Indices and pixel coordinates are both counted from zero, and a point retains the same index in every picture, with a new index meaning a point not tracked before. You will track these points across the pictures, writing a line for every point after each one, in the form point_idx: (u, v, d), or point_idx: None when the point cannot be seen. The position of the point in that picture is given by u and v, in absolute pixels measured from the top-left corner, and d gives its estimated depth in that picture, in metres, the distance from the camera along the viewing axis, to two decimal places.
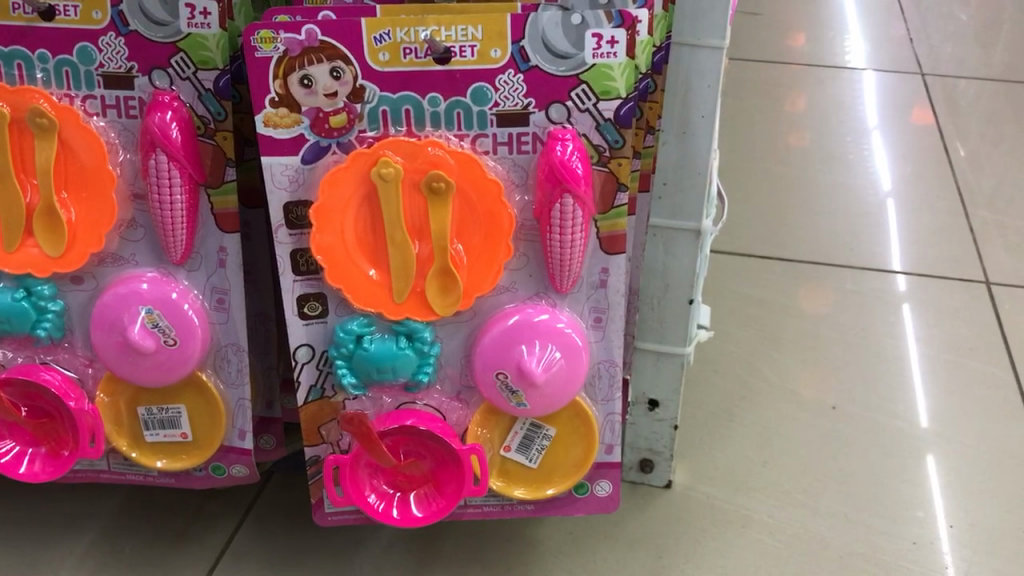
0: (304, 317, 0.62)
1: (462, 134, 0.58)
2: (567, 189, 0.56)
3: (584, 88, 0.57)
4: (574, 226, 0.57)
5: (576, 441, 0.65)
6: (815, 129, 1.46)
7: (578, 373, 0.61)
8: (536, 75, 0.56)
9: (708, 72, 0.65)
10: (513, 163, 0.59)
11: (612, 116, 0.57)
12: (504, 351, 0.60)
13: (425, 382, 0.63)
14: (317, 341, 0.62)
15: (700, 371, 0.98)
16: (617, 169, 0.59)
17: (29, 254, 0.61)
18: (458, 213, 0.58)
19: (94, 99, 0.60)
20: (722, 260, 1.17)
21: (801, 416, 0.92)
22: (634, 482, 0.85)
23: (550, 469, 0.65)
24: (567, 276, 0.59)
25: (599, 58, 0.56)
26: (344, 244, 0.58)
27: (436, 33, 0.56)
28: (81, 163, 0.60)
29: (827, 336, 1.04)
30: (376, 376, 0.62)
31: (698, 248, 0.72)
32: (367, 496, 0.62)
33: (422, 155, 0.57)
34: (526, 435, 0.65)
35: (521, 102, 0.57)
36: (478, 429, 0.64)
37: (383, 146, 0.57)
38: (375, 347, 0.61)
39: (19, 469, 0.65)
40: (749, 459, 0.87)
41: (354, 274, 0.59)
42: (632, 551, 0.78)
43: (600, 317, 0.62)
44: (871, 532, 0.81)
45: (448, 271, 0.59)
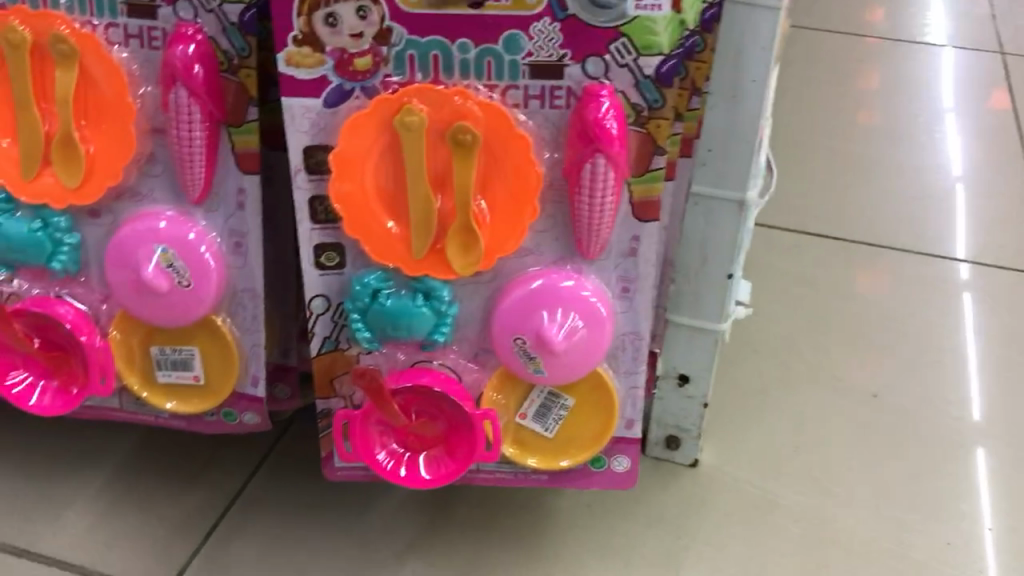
0: (321, 266, 0.60)
1: (494, 84, 0.55)
2: (599, 149, 0.53)
3: (623, 42, 0.53)
4: (604, 188, 0.54)
5: (595, 413, 0.62)
6: (884, 106, 1.40)
7: (600, 343, 0.59)
8: (572, 27, 0.53)
9: (763, 34, 0.61)
10: (545, 119, 0.56)
11: (652, 73, 0.54)
12: (524, 315, 0.58)
13: (440, 343, 0.61)
14: (333, 292, 0.60)
15: (739, 349, 0.95)
16: (654, 130, 0.56)
17: (46, 183, 0.60)
18: (484, 168, 0.56)
19: (117, 28, 0.58)
20: (773, 235, 1.12)
21: (840, 402, 0.89)
22: (660, 458, 0.82)
23: (568, 439, 0.63)
24: (595, 242, 0.57)
25: (642, 10, 0.53)
26: (364, 194, 0.56)
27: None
28: (101, 93, 0.58)
29: (876, 321, 0.99)
30: (391, 332, 0.60)
31: (741, 222, 0.69)
32: (377, 451, 0.61)
33: (449, 105, 0.54)
34: (543, 404, 0.62)
35: (555, 55, 0.54)
36: (493, 395, 0.62)
37: (407, 94, 0.54)
38: (390, 302, 0.59)
39: (30, 401, 0.64)
40: (781, 443, 0.84)
41: (373, 226, 0.56)
42: (651, 529, 0.76)
43: (627, 287, 0.59)
44: (904, 529, 0.77)
45: (470, 230, 0.56)
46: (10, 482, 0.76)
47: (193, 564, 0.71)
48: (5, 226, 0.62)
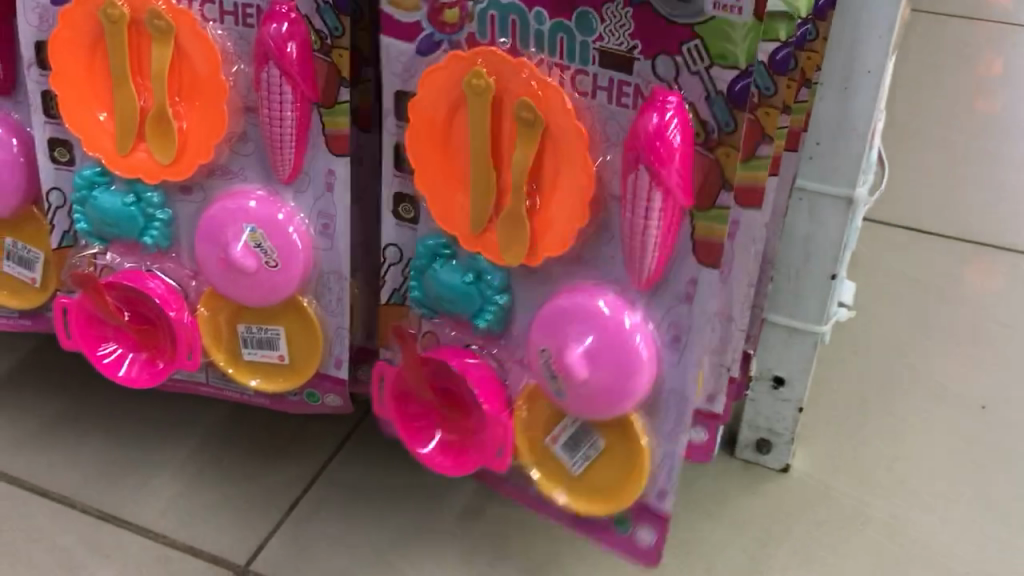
0: (398, 217, 0.60)
1: (564, 65, 0.52)
2: (646, 162, 0.48)
3: (697, 44, 0.49)
4: (650, 215, 0.49)
5: (621, 464, 0.58)
6: (1006, 96, 1.33)
7: (635, 388, 0.54)
8: (644, 16, 0.49)
9: (881, 21, 0.58)
10: (611, 116, 0.52)
11: (725, 89, 0.49)
12: (559, 330, 0.54)
13: (488, 332, 0.59)
14: (404, 245, 0.60)
15: (837, 350, 0.91)
16: (726, 158, 0.50)
17: (140, 158, 0.60)
18: (541, 155, 0.52)
19: (213, 4, 0.58)
20: (879, 230, 1.07)
21: (945, 411, 0.84)
22: (750, 461, 0.79)
23: (592, 482, 0.59)
24: (640, 274, 0.51)
25: (721, 11, 0.48)
26: (435, 148, 0.55)
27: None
28: (195, 69, 0.58)
29: (987, 326, 0.94)
30: (442, 302, 0.59)
31: (849, 219, 0.65)
32: (411, 415, 0.61)
33: (516, 79, 0.52)
34: (575, 433, 0.58)
35: (627, 46, 0.50)
36: (524, 403, 0.59)
37: (479, 55, 0.52)
38: (444, 276, 0.58)
39: (118, 372, 0.65)
40: (879, 452, 0.80)
41: (439, 182, 0.55)
42: (736, 534, 0.73)
43: (677, 334, 0.54)
44: (1009, 550, 0.73)
45: (520, 218, 0.53)
46: (100, 446, 0.77)
47: (271, 539, 0.71)
48: (100, 199, 0.63)
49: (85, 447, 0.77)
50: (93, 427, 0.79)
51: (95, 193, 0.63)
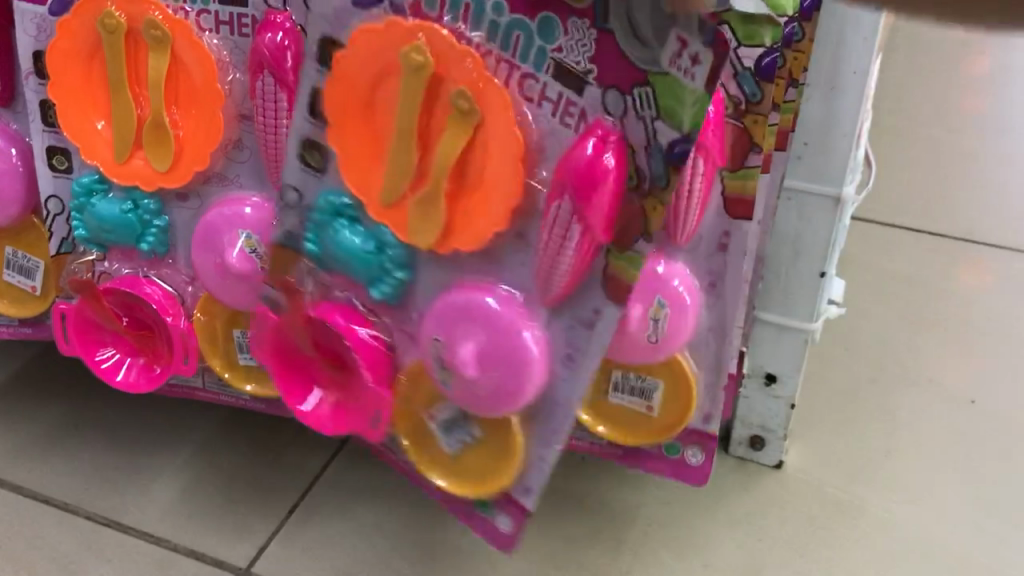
0: (304, 162, 0.57)
1: (517, 62, 0.51)
2: (567, 192, 0.49)
3: (647, 91, 0.48)
4: (563, 232, 0.50)
5: (491, 457, 0.58)
6: (993, 94, 1.34)
7: (513, 398, 0.54)
8: (603, 44, 0.48)
9: (864, 25, 0.59)
10: (547, 130, 0.51)
11: (665, 146, 0.48)
12: (451, 323, 0.55)
13: (383, 301, 0.58)
14: (306, 191, 0.58)
15: (828, 347, 0.92)
16: (654, 212, 0.50)
17: (137, 166, 0.61)
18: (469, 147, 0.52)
19: (209, 14, 0.59)
20: (869, 228, 1.08)
21: (935, 406, 0.85)
22: (743, 458, 0.80)
23: (462, 465, 0.59)
24: (547, 291, 0.52)
25: (675, 69, 0.47)
26: (356, 111, 0.54)
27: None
28: (192, 79, 0.59)
29: (976, 322, 0.95)
30: (341, 264, 0.58)
31: (836, 218, 0.66)
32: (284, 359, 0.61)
33: (458, 65, 0.51)
34: (453, 416, 0.59)
35: (582, 68, 0.49)
36: (407, 377, 0.59)
37: (423, 32, 0.51)
38: (345, 235, 0.57)
39: (117, 377, 0.66)
40: (870, 447, 0.81)
41: (353, 144, 0.55)
42: (732, 530, 0.74)
43: (572, 356, 0.54)
44: (999, 541, 0.74)
45: (436, 200, 0.53)
46: (101, 451, 0.78)
47: (272, 543, 0.72)
48: (98, 207, 0.63)
49: (86, 452, 0.78)
50: (93, 432, 0.79)
51: (93, 201, 0.63)
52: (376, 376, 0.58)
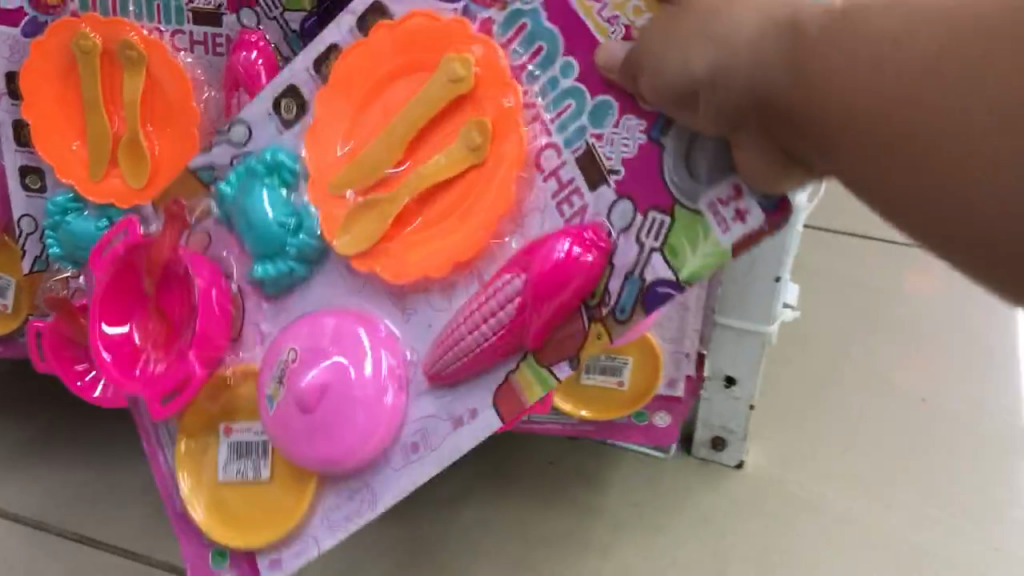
0: (275, 109, 0.56)
1: (548, 127, 0.49)
2: (527, 270, 0.47)
3: (662, 222, 0.46)
4: (500, 308, 0.48)
5: (261, 506, 0.54)
6: None
7: (348, 451, 0.50)
8: (647, 151, 0.47)
9: None
10: (537, 202, 0.49)
11: (648, 281, 0.46)
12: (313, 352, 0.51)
13: (258, 283, 0.55)
14: (251, 129, 0.57)
15: (785, 350, 0.95)
16: (589, 337, 0.47)
17: (113, 184, 0.61)
18: (461, 178, 0.50)
19: (183, 34, 0.61)
20: (822, 236, 1.12)
21: (887, 406, 0.88)
22: (705, 459, 0.82)
23: (225, 498, 0.56)
24: (437, 363, 0.50)
25: (713, 215, 0.45)
26: (359, 94, 0.53)
27: (638, 11, 0.47)
28: (168, 97, 0.60)
29: (925, 324, 0.99)
30: (244, 228, 0.55)
31: (792, 224, 0.69)
32: (120, 295, 0.57)
33: (494, 102, 0.50)
34: (249, 443, 0.55)
35: (610, 164, 0.48)
36: (237, 376, 0.56)
37: (477, 45, 0.50)
38: (262, 198, 0.55)
39: (93, 394, 0.64)
40: (827, 446, 0.84)
41: (338, 123, 0.54)
42: (697, 529, 0.76)
43: (416, 444, 0.50)
44: (950, 533, 0.77)
45: (385, 213, 0.52)
46: (73, 467, 0.78)
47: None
48: (73, 225, 0.64)
49: (59, 468, 0.78)
50: (66, 448, 0.80)
51: (68, 218, 0.64)
52: (204, 362, 0.55)
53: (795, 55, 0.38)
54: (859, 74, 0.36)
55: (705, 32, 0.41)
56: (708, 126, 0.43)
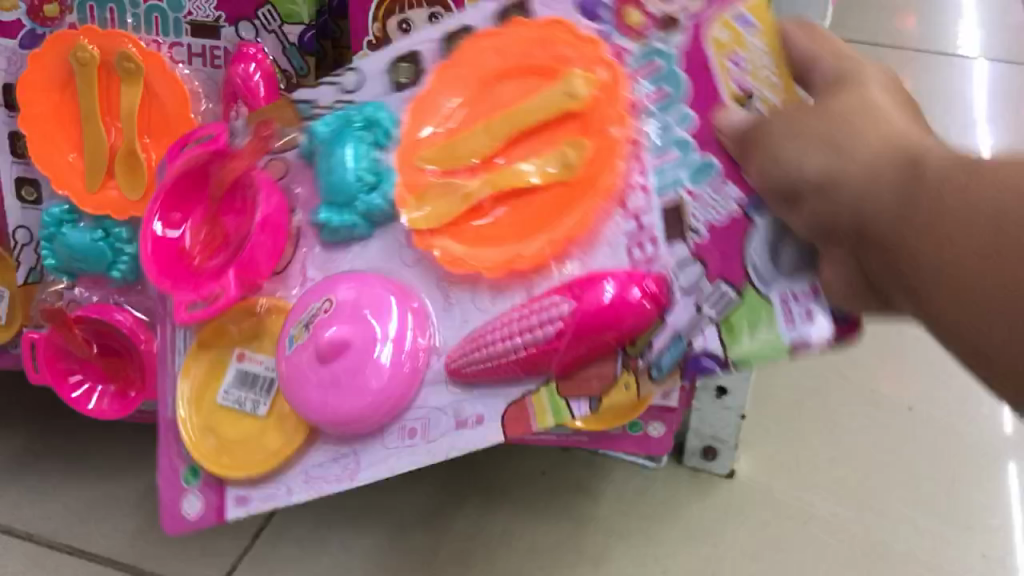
0: (394, 78, 0.56)
1: (645, 166, 0.50)
2: (575, 300, 0.47)
3: (727, 296, 0.46)
4: (542, 325, 0.48)
5: (242, 443, 0.55)
6: None
7: (344, 419, 0.50)
8: (738, 224, 0.47)
9: None
10: (611, 224, 0.50)
11: (697, 347, 0.46)
12: (348, 309, 0.51)
13: (319, 226, 0.55)
14: (364, 76, 0.57)
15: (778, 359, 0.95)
16: (616, 385, 0.48)
17: (110, 194, 0.62)
18: (549, 192, 0.51)
19: (181, 47, 0.61)
20: None
21: (874, 411, 0.88)
22: (695, 468, 0.82)
23: (215, 423, 0.57)
24: (465, 358, 0.50)
25: (780, 308, 0.45)
26: (476, 81, 0.54)
27: (769, 86, 0.49)
28: (166, 109, 0.61)
29: None
30: (321, 172, 0.55)
31: None
32: (181, 190, 0.58)
33: (602, 132, 0.51)
34: (256, 376, 0.56)
35: (693, 224, 0.48)
36: (267, 309, 0.56)
37: (605, 69, 0.52)
38: (345, 153, 0.54)
39: (88, 405, 0.65)
40: (815, 453, 0.84)
41: (441, 105, 0.54)
42: (688, 541, 0.77)
43: (412, 430, 0.51)
44: (941, 543, 0.77)
45: (461, 198, 0.52)
46: (69, 477, 0.78)
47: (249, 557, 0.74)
48: (68, 235, 0.64)
49: (54, 478, 0.78)
50: (62, 458, 0.80)
51: (63, 229, 0.64)
52: (242, 285, 0.55)
53: (907, 192, 0.37)
54: (975, 223, 0.33)
55: (830, 139, 0.41)
56: (804, 228, 0.43)
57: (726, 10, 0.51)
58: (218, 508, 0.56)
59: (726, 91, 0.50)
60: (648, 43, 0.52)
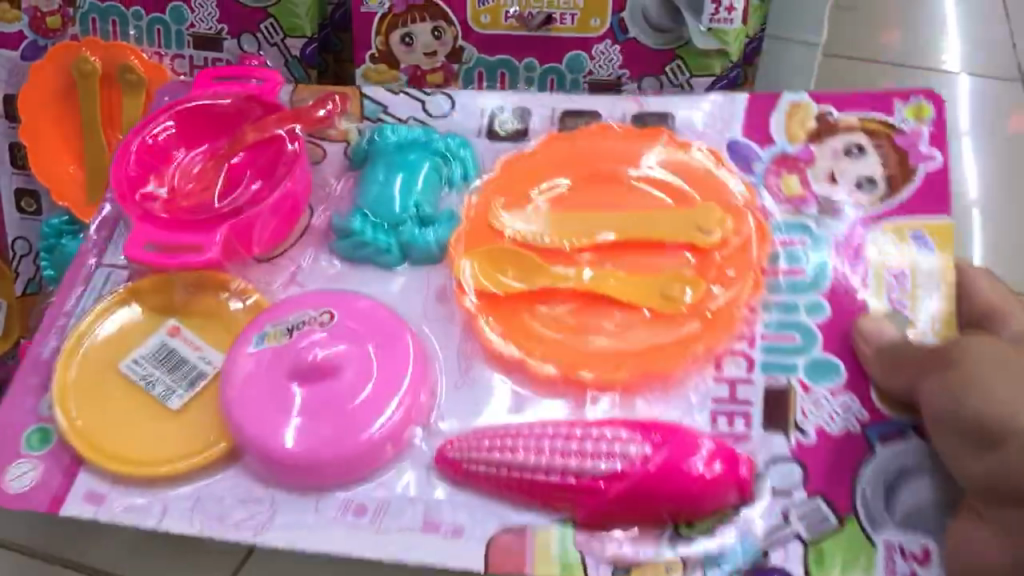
0: (492, 133, 0.58)
1: (754, 339, 0.49)
2: (662, 443, 0.44)
3: (827, 518, 0.44)
4: (598, 458, 0.44)
5: (129, 423, 0.49)
6: None
7: (270, 444, 0.46)
8: (855, 445, 0.46)
9: (801, 68, 0.63)
10: (697, 373, 0.49)
11: (775, 562, 0.43)
12: (358, 322, 0.49)
13: (340, 231, 0.54)
14: (460, 109, 0.58)
15: None
16: (654, 564, 0.43)
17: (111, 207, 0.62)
18: (620, 309, 0.50)
19: (183, 59, 0.62)
20: None
21: None
22: None
23: (100, 389, 0.50)
24: (464, 461, 0.46)
25: (888, 556, 0.43)
26: (604, 171, 0.54)
27: (923, 309, 0.49)
28: None
29: None
30: (371, 183, 0.55)
31: None
32: (200, 120, 0.57)
33: (712, 270, 0.50)
34: (180, 360, 0.50)
35: (800, 423, 0.47)
36: (236, 296, 0.52)
37: (747, 226, 0.51)
38: (399, 180, 0.54)
39: None
40: None
41: (555, 182, 0.54)
42: None
43: (358, 511, 0.46)
44: None
45: (531, 281, 0.50)
46: None
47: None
48: (68, 246, 0.64)
49: None
50: None
51: (63, 240, 0.64)
52: (225, 252, 0.53)
53: None
54: None
55: None
56: (977, 469, 0.40)
57: (904, 223, 0.51)
58: (54, 498, 0.47)
59: (876, 296, 0.50)
60: (795, 215, 0.53)
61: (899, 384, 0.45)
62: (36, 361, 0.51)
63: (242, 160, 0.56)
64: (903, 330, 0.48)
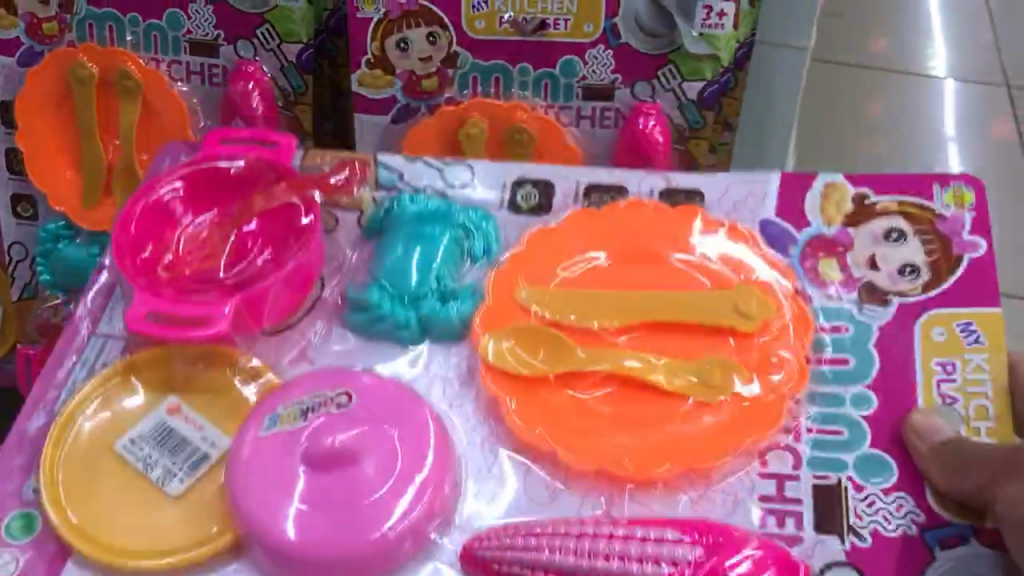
0: (513, 203, 0.54)
1: (800, 433, 0.46)
2: (713, 545, 0.40)
3: None
4: (644, 561, 0.40)
5: (124, 510, 0.43)
6: None
7: (271, 530, 0.41)
8: (917, 551, 0.42)
9: (791, 73, 0.64)
10: (740, 470, 0.44)
11: None
12: (382, 409, 0.44)
13: (352, 307, 0.50)
14: (479, 175, 0.55)
15: None
16: None
17: (107, 212, 0.63)
18: (658, 400, 0.45)
19: (180, 65, 0.62)
20: None
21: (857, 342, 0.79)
22: None
23: (93, 471, 0.44)
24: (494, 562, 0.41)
25: None
26: (635, 245, 0.51)
27: (977, 408, 0.46)
28: (163, 125, 0.62)
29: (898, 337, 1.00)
30: (387, 257, 0.51)
31: None
32: (212, 184, 0.53)
33: (760, 357, 0.47)
34: (182, 440, 0.45)
35: (857, 524, 0.43)
36: (246, 373, 0.48)
37: (786, 312, 0.48)
38: (416, 255, 0.51)
39: None
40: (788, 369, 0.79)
41: (580, 252, 0.51)
42: None
43: None
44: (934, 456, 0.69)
45: (561, 360, 0.46)
46: None
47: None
48: (64, 251, 0.65)
49: None
50: None
51: (59, 246, 0.65)
52: (234, 323, 0.48)
53: None
54: None
55: None
56: None
57: (955, 316, 0.47)
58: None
59: (925, 395, 0.46)
60: (831, 300, 0.49)
61: (965, 484, 0.42)
62: (22, 437, 0.46)
63: (255, 228, 0.53)
64: (957, 426, 0.45)
